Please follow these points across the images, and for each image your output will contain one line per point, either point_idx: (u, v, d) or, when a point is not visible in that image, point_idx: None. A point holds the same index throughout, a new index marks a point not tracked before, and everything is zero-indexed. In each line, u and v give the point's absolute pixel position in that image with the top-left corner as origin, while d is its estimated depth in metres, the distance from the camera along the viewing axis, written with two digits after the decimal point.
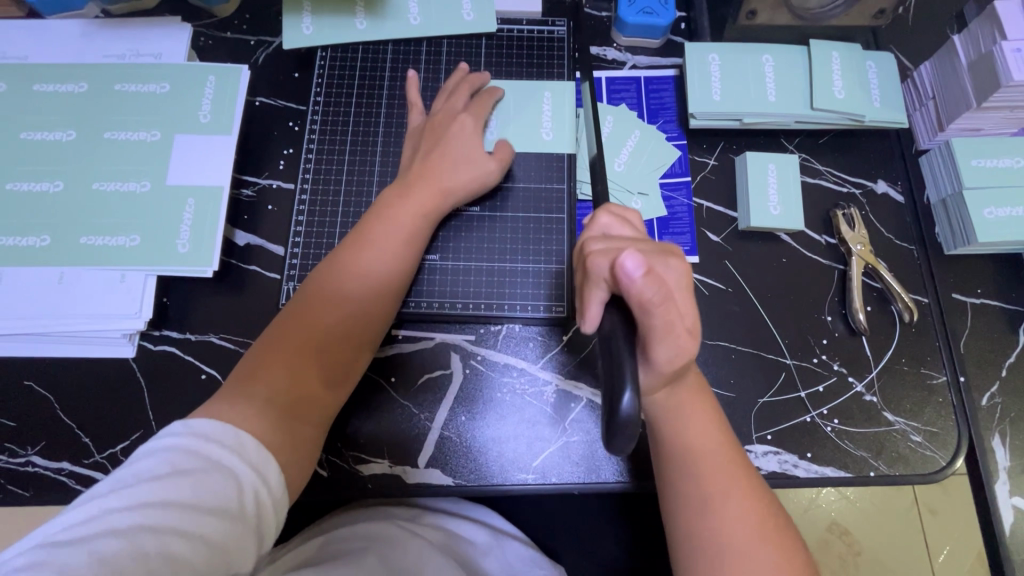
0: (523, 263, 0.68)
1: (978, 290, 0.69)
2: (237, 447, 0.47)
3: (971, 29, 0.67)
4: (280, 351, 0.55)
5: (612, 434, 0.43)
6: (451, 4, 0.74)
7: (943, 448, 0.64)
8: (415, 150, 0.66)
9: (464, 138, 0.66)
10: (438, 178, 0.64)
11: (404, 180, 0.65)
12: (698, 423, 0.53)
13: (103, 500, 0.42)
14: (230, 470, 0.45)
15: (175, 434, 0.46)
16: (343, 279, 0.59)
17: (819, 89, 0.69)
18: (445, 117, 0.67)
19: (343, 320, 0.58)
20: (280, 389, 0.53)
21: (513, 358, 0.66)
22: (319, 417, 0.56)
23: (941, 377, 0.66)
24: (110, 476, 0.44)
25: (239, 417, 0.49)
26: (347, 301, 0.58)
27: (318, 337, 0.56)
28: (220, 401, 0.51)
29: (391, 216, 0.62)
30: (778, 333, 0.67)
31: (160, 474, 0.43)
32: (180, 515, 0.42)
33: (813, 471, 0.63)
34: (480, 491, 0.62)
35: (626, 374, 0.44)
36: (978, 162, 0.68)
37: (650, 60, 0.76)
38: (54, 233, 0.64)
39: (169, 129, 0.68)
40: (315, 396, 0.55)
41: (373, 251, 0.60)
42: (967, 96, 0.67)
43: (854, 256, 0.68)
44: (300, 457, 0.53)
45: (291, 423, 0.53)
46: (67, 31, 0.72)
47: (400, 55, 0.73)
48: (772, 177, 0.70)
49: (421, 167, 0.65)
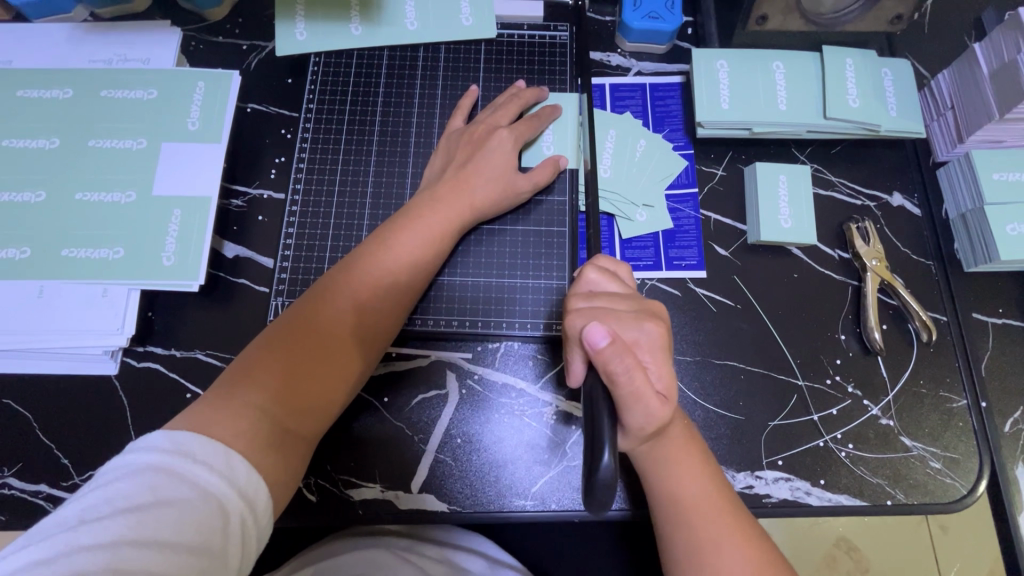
0: (522, 278, 0.65)
1: (999, 308, 0.66)
2: (223, 471, 0.44)
3: (993, 37, 0.64)
4: (279, 356, 0.52)
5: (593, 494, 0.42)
6: (450, 8, 0.71)
7: (963, 476, 0.60)
8: (451, 162, 0.64)
9: (504, 155, 0.64)
10: (468, 190, 0.62)
11: (431, 188, 0.62)
12: (685, 466, 0.52)
13: (71, 535, 0.38)
14: (215, 498, 0.42)
15: (156, 454, 0.42)
16: (355, 285, 0.56)
17: (832, 97, 0.67)
18: (489, 131, 0.65)
19: (348, 331, 0.55)
20: (274, 398, 0.50)
21: (511, 378, 0.63)
22: (309, 433, 0.53)
23: (961, 401, 0.63)
24: (80, 501, 0.40)
25: (226, 430, 0.46)
26: (355, 310, 0.56)
27: (318, 345, 0.53)
28: (211, 406, 0.48)
29: (411, 225, 0.59)
30: (789, 352, 0.64)
31: (136, 504, 0.40)
32: (158, 553, 0.39)
33: (827, 499, 0.60)
34: (476, 519, 0.59)
35: (604, 431, 0.44)
36: (999, 175, 0.65)
37: (655, 66, 0.73)
38: (34, 245, 0.61)
39: (156, 137, 0.65)
40: (308, 409, 0.52)
41: (391, 259, 0.58)
42: (988, 107, 0.64)
43: (869, 272, 0.65)
44: (287, 478, 0.50)
45: (280, 439, 0.49)
46: (53, 35, 0.69)
47: (396, 62, 0.71)
48: (783, 189, 0.67)
49: (454, 177, 0.62)
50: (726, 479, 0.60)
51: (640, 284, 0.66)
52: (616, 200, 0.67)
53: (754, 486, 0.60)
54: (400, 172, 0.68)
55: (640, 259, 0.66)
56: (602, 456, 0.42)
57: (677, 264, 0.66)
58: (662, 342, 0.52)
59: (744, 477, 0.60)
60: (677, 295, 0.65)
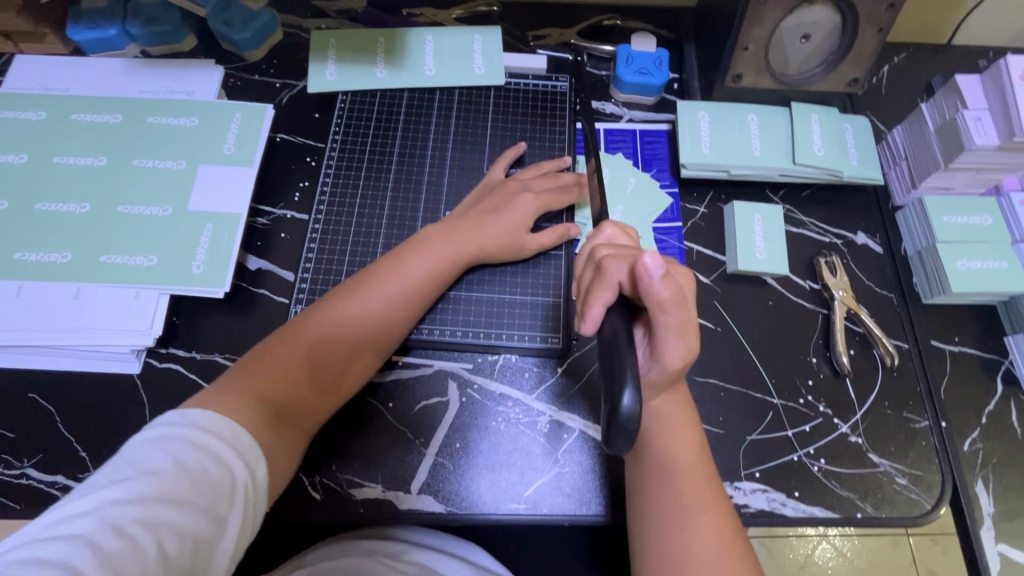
0: (522, 296, 0.71)
1: (956, 338, 0.72)
2: (232, 443, 0.48)
3: (936, 98, 0.73)
4: (284, 352, 0.57)
5: (612, 434, 0.43)
6: (464, 58, 0.81)
7: (927, 491, 0.65)
8: (475, 206, 0.71)
9: (525, 215, 0.70)
10: (482, 233, 0.68)
11: (450, 220, 0.69)
12: (679, 426, 0.57)
13: (103, 492, 0.42)
14: (227, 469, 0.46)
15: (174, 425, 0.47)
16: (363, 298, 0.61)
17: (800, 146, 0.75)
18: (517, 192, 0.72)
19: (352, 334, 0.60)
20: (277, 389, 0.55)
21: (508, 388, 0.68)
22: (304, 423, 0.57)
23: (923, 421, 0.68)
24: (108, 466, 0.44)
25: (236, 409, 0.51)
26: (361, 320, 0.61)
27: (322, 344, 0.58)
28: (225, 388, 0.53)
29: (425, 248, 0.66)
30: (765, 373, 0.69)
31: (159, 468, 0.44)
32: (177, 509, 0.43)
33: (801, 510, 0.64)
34: (471, 521, 0.62)
35: (627, 369, 0.44)
36: (948, 217, 0.73)
37: (645, 115, 0.82)
38: (75, 251, 0.67)
39: (194, 159, 0.73)
40: (304, 403, 0.56)
41: (399, 274, 0.63)
42: (935, 158, 0.72)
43: (836, 301, 0.71)
44: (283, 463, 0.54)
45: (277, 425, 0.53)
46: (108, 68, 0.78)
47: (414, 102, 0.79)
48: (758, 225, 0.74)
49: (472, 219, 0.69)
50: None
51: None
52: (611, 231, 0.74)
53: (733, 496, 0.64)
54: (414, 197, 0.75)
55: None
56: (624, 398, 0.43)
57: None
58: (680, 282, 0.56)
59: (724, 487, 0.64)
60: None
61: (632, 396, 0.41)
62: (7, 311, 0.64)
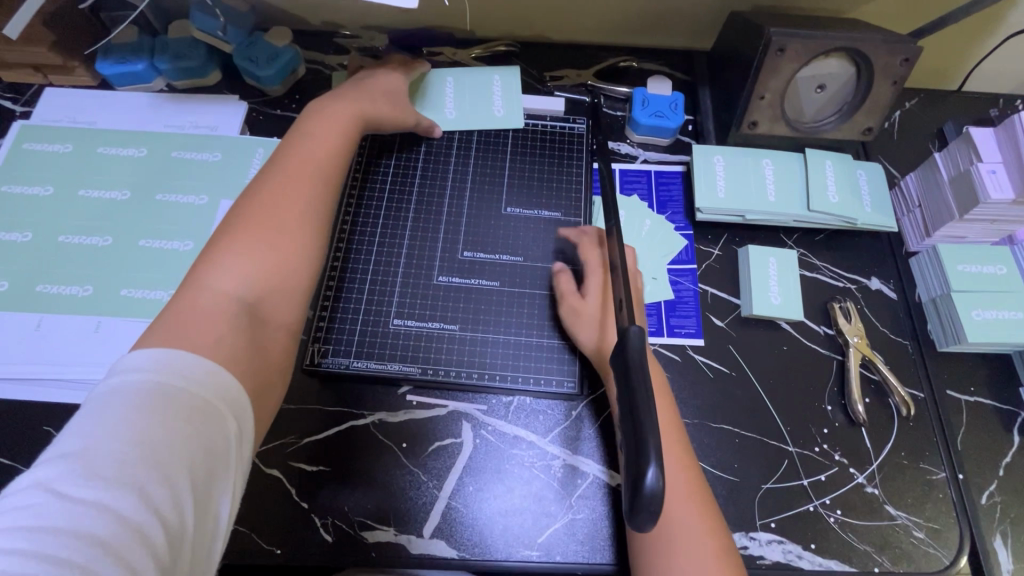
0: (537, 337, 0.71)
1: (971, 387, 0.72)
2: (217, 392, 0.44)
3: (949, 149, 0.74)
4: (239, 258, 0.52)
5: (636, 514, 0.37)
6: (484, 101, 0.82)
7: (945, 546, 0.64)
8: (345, 85, 0.72)
9: (398, 83, 0.75)
10: (369, 92, 0.71)
11: (336, 92, 0.70)
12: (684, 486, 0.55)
13: (85, 465, 0.38)
14: (202, 406, 0.42)
15: (148, 379, 0.42)
16: (292, 189, 0.57)
17: (814, 192, 0.76)
18: (378, 75, 0.75)
19: (296, 220, 0.56)
20: (238, 293, 0.51)
21: (523, 431, 0.67)
22: (280, 317, 0.53)
23: (940, 473, 0.67)
24: (81, 432, 0.39)
25: (183, 333, 0.46)
26: (296, 202, 0.57)
27: (269, 241, 0.54)
28: (166, 326, 0.46)
29: (316, 128, 0.64)
30: (780, 419, 0.69)
31: (144, 436, 0.39)
32: (171, 479, 0.39)
33: (817, 563, 0.63)
34: (483, 567, 0.62)
35: (651, 438, 0.38)
36: (962, 266, 0.73)
37: (660, 156, 0.83)
38: (96, 284, 0.67)
39: (216, 194, 0.74)
40: (278, 300, 0.53)
41: (307, 150, 0.61)
42: (949, 208, 0.73)
43: (851, 347, 0.71)
44: (265, 370, 0.50)
45: (252, 324, 0.50)
46: (135, 102, 0.80)
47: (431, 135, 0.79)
48: (773, 270, 0.75)
49: (352, 87, 0.71)
50: None
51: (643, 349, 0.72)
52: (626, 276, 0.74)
53: (748, 547, 0.63)
54: (432, 236, 0.75)
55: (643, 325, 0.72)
56: (647, 471, 0.37)
57: (676, 332, 0.73)
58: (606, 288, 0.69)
59: (739, 537, 0.63)
60: (677, 360, 0.71)
61: (656, 472, 0.36)
62: (28, 344, 0.64)
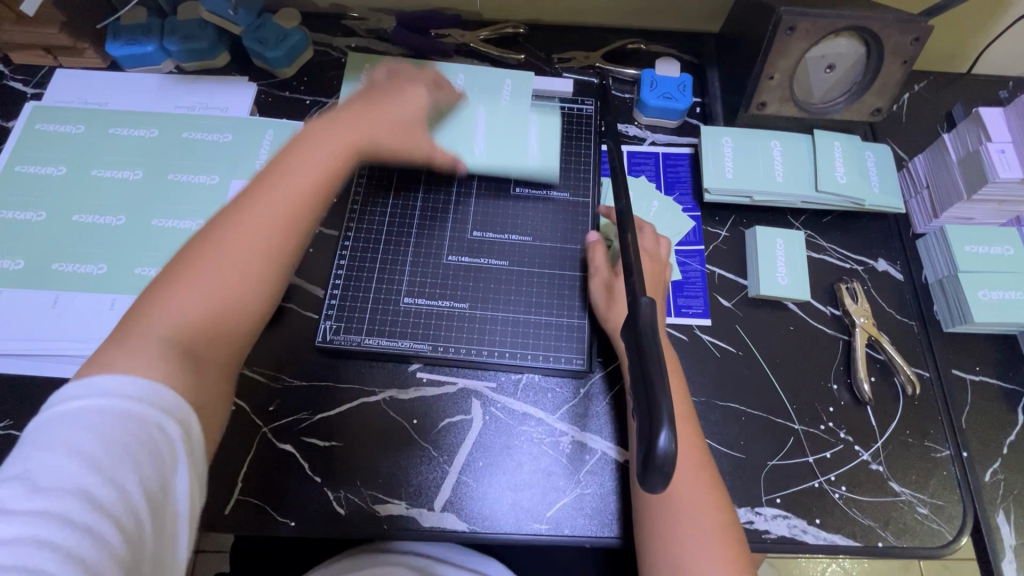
0: (546, 316, 0.71)
1: (976, 367, 0.73)
2: (155, 400, 0.42)
3: (958, 129, 0.75)
4: (189, 286, 0.48)
5: (648, 477, 0.38)
6: (494, 90, 0.82)
7: (949, 522, 0.65)
8: (361, 94, 0.65)
9: (418, 101, 0.68)
10: (390, 105, 0.65)
11: (352, 102, 0.63)
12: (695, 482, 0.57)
13: (30, 480, 0.38)
14: (139, 420, 0.41)
15: (85, 398, 0.41)
16: (270, 219, 0.52)
17: (823, 174, 0.76)
18: (401, 86, 0.68)
19: (257, 258, 0.51)
20: (181, 321, 0.47)
21: (532, 408, 0.68)
22: (218, 359, 0.49)
23: (944, 450, 0.68)
24: (27, 450, 0.39)
25: (126, 361, 0.43)
26: (262, 238, 0.51)
27: (225, 275, 0.49)
28: (110, 347, 0.45)
29: (316, 146, 0.57)
30: (786, 397, 0.70)
31: (86, 449, 0.39)
32: (119, 485, 0.39)
33: (821, 537, 0.64)
34: (494, 539, 0.63)
35: (662, 404, 0.39)
36: (969, 248, 0.73)
37: (668, 138, 0.83)
38: (110, 263, 0.68)
39: (227, 174, 0.74)
40: (220, 329, 0.49)
41: (299, 173, 0.55)
42: (957, 187, 0.73)
43: (857, 328, 0.72)
44: (207, 401, 0.47)
45: (191, 364, 0.46)
46: (145, 83, 0.80)
47: (448, 119, 0.78)
48: (780, 251, 0.75)
49: (374, 96, 0.65)
50: None
51: None
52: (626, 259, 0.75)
53: (754, 522, 0.64)
54: (442, 216, 0.76)
55: None
56: (659, 434, 0.37)
57: (683, 312, 0.73)
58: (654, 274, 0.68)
59: (745, 512, 0.64)
60: (684, 339, 0.72)
61: (669, 435, 0.36)
62: (44, 321, 0.65)
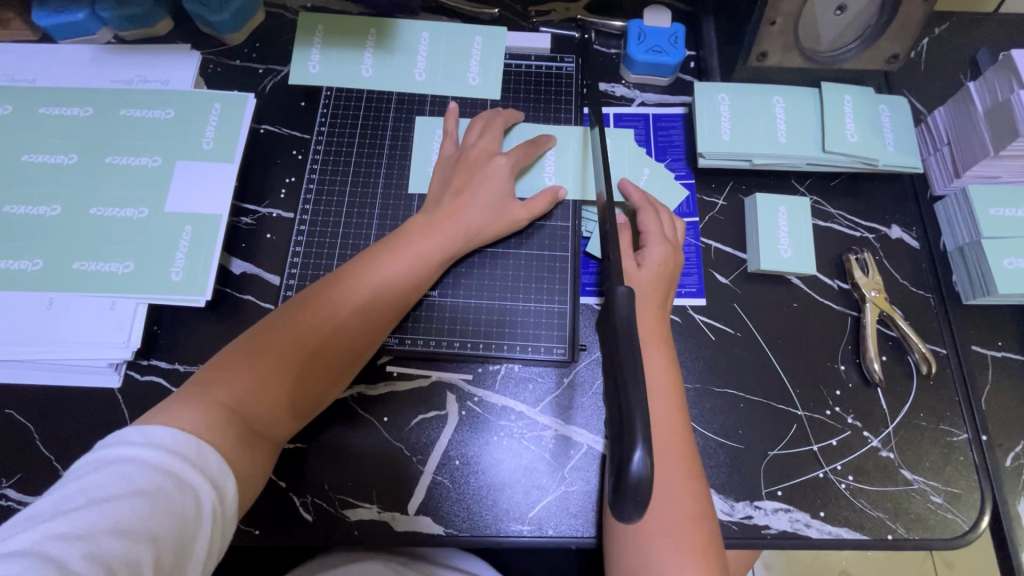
0: (526, 302, 0.66)
1: (998, 342, 0.67)
2: (202, 468, 0.43)
3: (987, 77, 0.66)
4: (257, 357, 0.52)
5: (622, 503, 0.34)
6: (460, 65, 0.73)
7: (965, 511, 0.60)
8: (447, 185, 0.64)
9: (501, 183, 0.65)
10: (463, 216, 0.62)
11: (427, 214, 0.63)
12: (677, 487, 0.52)
13: (44, 526, 0.37)
14: (188, 487, 0.42)
15: (135, 449, 0.42)
16: (340, 304, 0.56)
17: (831, 132, 0.68)
18: (486, 158, 0.65)
19: (322, 348, 0.54)
20: (241, 397, 0.50)
21: (511, 401, 0.63)
22: (273, 436, 0.52)
23: (962, 434, 0.62)
24: (52, 496, 0.39)
25: (193, 422, 0.46)
26: (328, 320, 0.55)
27: (290, 352, 0.53)
28: (182, 401, 0.47)
29: (404, 246, 0.60)
30: (788, 381, 0.64)
31: (120, 502, 0.39)
32: (128, 540, 0.37)
33: (826, 532, 0.59)
34: (473, 543, 0.58)
35: (638, 418, 0.35)
36: (995, 211, 0.66)
37: (659, 97, 0.75)
38: (47, 258, 0.63)
39: (171, 155, 0.67)
40: (276, 410, 0.51)
41: (371, 282, 0.57)
42: (984, 144, 0.65)
43: (868, 303, 0.65)
44: (250, 479, 0.49)
45: (252, 443, 0.49)
46: (77, 55, 0.72)
47: (391, 41, 0.73)
48: (783, 220, 0.68)
49: (449, 202, 0.63)
50: (725, 508, 0.59)
51: None
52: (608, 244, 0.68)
53: (753, 517, 0.59)
54: (406, 194, 0.69)
55: None
56: (634, 455, 0.34)
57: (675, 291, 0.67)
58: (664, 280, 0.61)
59: (743, 506, 0.60)
60: (676, 322, 0.66)
61: (644, 458, 0.33)
62: None
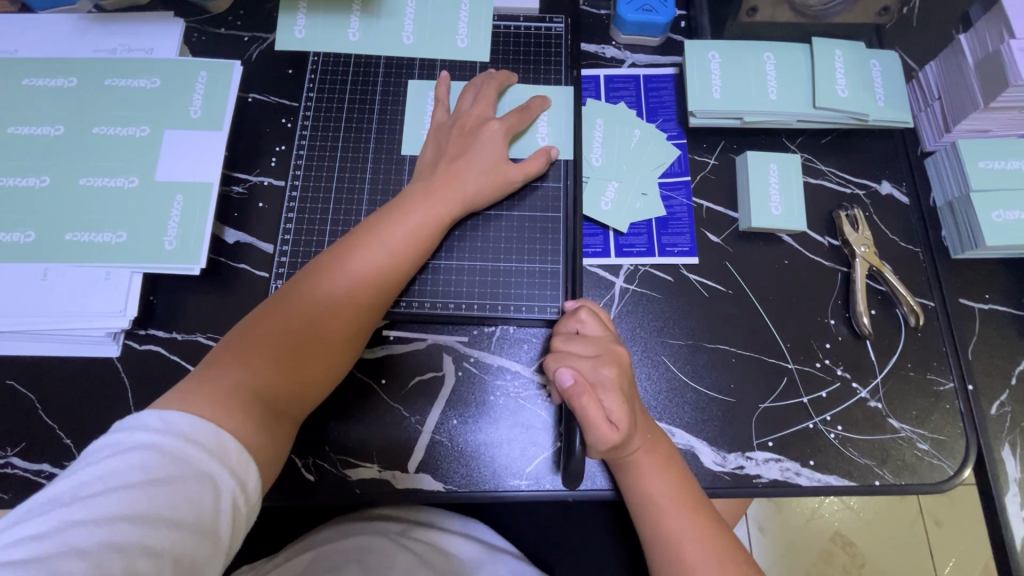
0: (520, 264, 0.66)
1: (986, 295, 0.68)
2: (219, 457, 0.44)
3: (978, 28, 0.66)
4: (265, 340, 0.52)
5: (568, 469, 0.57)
6: (447, 27, 0.72)
7: (950, 456, 0.62)
8: (441, 153, 0.64)
9: (495, 146, 0.64)
10: (459, 183, 0.62)
11: (422, 185, 0.62)
12: (654, 472, 0.55)
13: (65, 511, 0.38)
14: (205, 476, 0.42)
15: (151, 436, 0.42)
16: (341, 279, 0.56)
17: (821, 87, 0.68)
18: (479, 123, 0.65)
19: (329, 324, 0.54)
20: (255, 378, 0.50)
21: (508, 361, 0.64)
22: (292, 413, 0.53)
23: (948, 383, 0.64)
24: (71, 478, 0.40)
25: (207, 408, 0.46)
26: (332, 296, 0.55)
27: (297, 330, 0.53)
28: (195, 388, 0.48)
29: (401, 217, 0.59)
30: (779, 336, 0.65)
31: (138, 492, 0.40)
32: (146, 528, 0.39)
33: (816, 479, 0.61)
34: (472, 498, 0.60)
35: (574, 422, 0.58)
36: (984, 164, 0.66)
37: (649, 58, 0.75)
38: (38, 229, 0.63)
39: (158, 124, 0.67)
40: (290, 386, 0.52)
41: (372, 254, 0.57)
42: (973, 96, 0.65)
43: (858, 258, 0.66)
44: (272, 456, 0.50)
45: (269, 420, 0.50)
46: (56, 26, 0.71)
47: (376, 4, 0.72)
48: (774, 177, 0.68)
49: (444, 170, 0.62)
50: (717, 459, 0.61)
51: (633, 270, 0.67)
52: (598, 204, 0.68)
53: (745, 467, 0.61)
54: (397, 158, 0.69)
55: (633, 245, 0.68)
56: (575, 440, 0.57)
57: (669, 251, 0.67)
58: (619, 381, 0.55)
59: (735, 457, 0.61)
60: (669, 280, 0.67)
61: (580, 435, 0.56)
62: None
